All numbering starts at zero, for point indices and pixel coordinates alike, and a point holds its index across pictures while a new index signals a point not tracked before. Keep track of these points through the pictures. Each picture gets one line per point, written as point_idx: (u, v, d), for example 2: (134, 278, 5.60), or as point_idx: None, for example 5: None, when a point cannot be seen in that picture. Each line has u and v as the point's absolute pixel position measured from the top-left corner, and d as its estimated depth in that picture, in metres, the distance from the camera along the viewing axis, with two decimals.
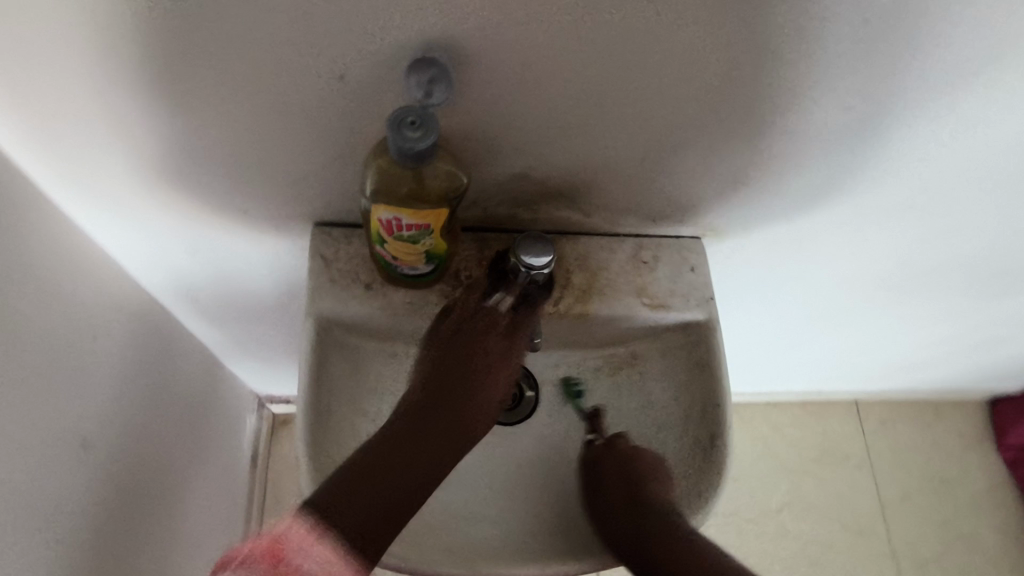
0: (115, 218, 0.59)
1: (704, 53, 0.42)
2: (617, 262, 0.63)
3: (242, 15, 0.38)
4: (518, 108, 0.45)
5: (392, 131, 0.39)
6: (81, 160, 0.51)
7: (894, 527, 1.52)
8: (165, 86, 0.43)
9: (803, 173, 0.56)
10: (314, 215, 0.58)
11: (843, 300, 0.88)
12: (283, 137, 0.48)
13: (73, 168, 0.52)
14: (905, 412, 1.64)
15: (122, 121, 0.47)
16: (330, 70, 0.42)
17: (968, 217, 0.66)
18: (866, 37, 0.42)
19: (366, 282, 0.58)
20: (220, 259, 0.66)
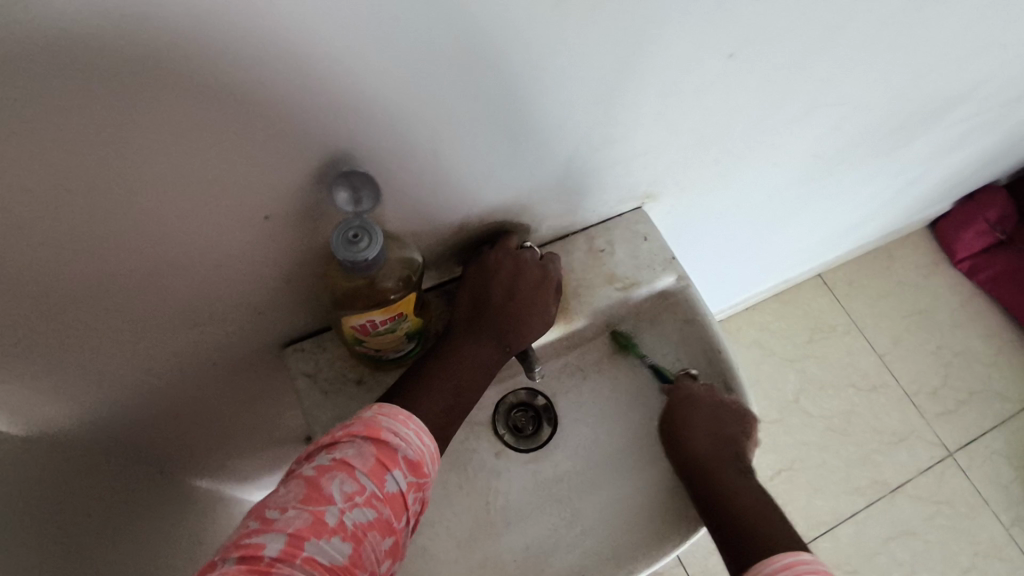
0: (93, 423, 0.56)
1: (600, 61, 0.44)
2: (578, 261, 0.65)
3: (152, 198, 0.37)
4: (441, 169, 0.46)
5: (341, 250, 0.40)
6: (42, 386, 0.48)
7: (898, 371, 1.61)
8: (98, 283, 0.41)
9: (717, 118, 0.59)
10: (281, 336, 0.57)
11: (780, 202, 0.93)
12: (227, 280, 0.46)
13: (37, 398, 0.49)
14: (866, 267, 1.74)
15: (69, 330, 0.44)
16: (255, 209, 0.41)
17: (861, 97, 0.70)
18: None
19: (358, 379, 0.57)
20: (206, 413, 0.64)
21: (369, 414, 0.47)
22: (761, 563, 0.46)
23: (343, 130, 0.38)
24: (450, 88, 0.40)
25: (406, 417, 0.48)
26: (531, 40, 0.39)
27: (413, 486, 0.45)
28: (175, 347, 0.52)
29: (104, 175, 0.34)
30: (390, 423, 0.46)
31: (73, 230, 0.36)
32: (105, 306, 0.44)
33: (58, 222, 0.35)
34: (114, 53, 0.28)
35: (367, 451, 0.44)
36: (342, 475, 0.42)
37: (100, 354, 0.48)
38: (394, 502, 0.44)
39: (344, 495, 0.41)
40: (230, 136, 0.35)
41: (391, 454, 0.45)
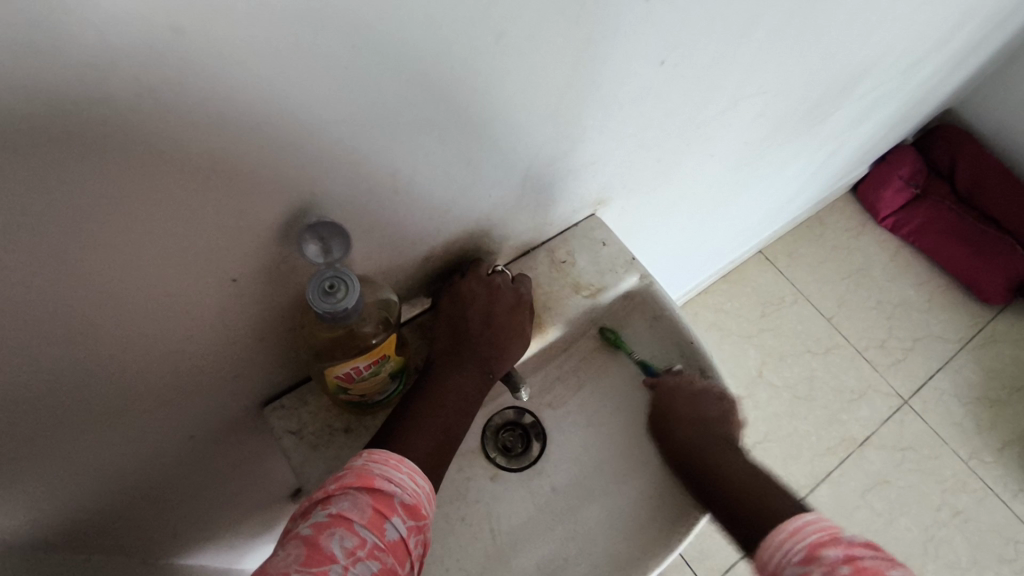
0: (70, 520, 0.53)
1: (539, 85, 0.45)
2: (542, 274, 0.66)
3: (111, 276, 0.36)
4: (401, 207, 0.46)
5: (318, 303, 0.40)
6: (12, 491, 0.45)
7: (847, 331, 1.70)
8: (66, 372, 0.40)
9: (653, 122, 0.61)
10: (259, 395, 0.55)
11: (719, 188, 0.96)
12: (200, 347, 0.45)
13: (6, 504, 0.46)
14: (802, 238, 1.83)
15: (39, 427, 0.42)
16: (221, 273, 0.40)
17: (779, 84, 0.75)
18: (661, 10, 0.47)
19: (344, 427, 0.56)
20: (188, 486, 0.61)
21: (360, 462, 0.46)
22: (772, 536, 0.49)
23: (303, 183, 0.38)
24: (401, 129, 0.40)
25: (396, 460, 0.47)
26: (476, 74, 0.40)
27: (413, 530, 0.44)
28: (148, 425, 0.50)
29: (57, 262, 0.33)
30: (381, 469, 0.45)
31: (29, 322, 0.35)
32: (70, 395, 0.41)
33: (11, 317, 0.34)
34: (61, 137, 0.28)
35: (363, 501, 0.42)
36: (340, 530, 0.40)
37: (70, 446, 0.46)
38: (396, 549, 0.42)
39: (346, 551, 0.39)
40: (189, 205, 0.34)
41: (387, 502, 0.43)
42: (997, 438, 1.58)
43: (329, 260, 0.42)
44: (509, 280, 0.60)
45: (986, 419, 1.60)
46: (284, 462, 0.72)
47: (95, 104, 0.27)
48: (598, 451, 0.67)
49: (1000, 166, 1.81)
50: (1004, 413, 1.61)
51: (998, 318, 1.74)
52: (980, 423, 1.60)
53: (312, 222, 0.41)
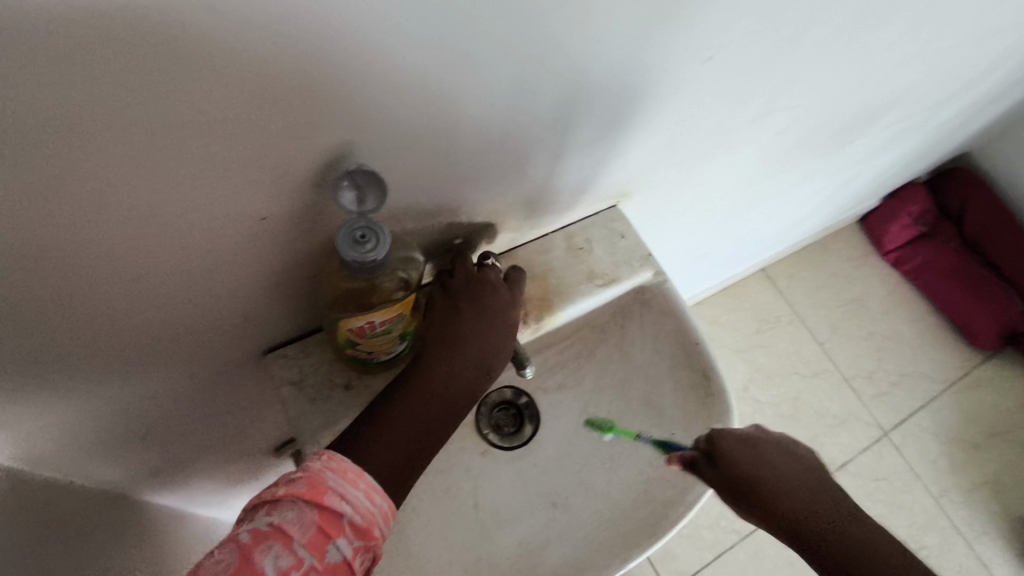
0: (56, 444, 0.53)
1: (584, 64, 0.45)
2: (559, 258, 0.66)
3: (135, 197, 0.35)
4: (430, 167, 0.46)
5: (347, 251, 0.40)
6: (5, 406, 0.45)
7: (836, 358, 1.72)
8: (79, 293, 0.40)
9: (686, 119, 0.61)
10: (266, 341, 0.55)
11: (738, 197, 0.96)
12: (216, 284, 0.45)
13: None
14: (807, 261, 1.84)
15: (44, 342, 0.42)
16: (248, 209, 0.40)
17: (813, 99, 0.74)
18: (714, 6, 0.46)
19: (345, 384, 0.56)
20: (179, 423, 0.61)
21: (317, 466, 0.42)
22: None
23: (341, 130, 0.38)
24: (444, 86, 0.39)
25: (356, 474, 0.42)
26: (527, 42, 0.40)
27: (360, 552, 0.40)
28: (149, 357, 0.50)
29: (77, 175, 0.32)
30: (336, 482, 0.41)
31: (43, 235, 0.34)
32: (76, 315, 0.41)
33: (23, 225, 0.33)
34: (93, 38, 0.27)
35: (308, 517, 0.39)
36: (276, 547, 0.37)
37: (71, 368, 0.46)
38: (336, 573, 0.39)
39: (278, 570, 0.37)
40: (218, 130, 0.34)
41: (335, 519, 0.40)
42: (969, 479, 1.61)
43: (362, 210, 0.42)
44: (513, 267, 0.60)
45: (961, 460, 1.63)
46: (278, 413, 0.72)
47: (137, 9, 0.27)
48: (589, 440, 0.67)
49: (1010, 215, 1.82)
50: (979, 456, 1.64)
51: (987, 363, 1.76)
52: (955, 463, 1.62)
53: (347, 171, 0.41)
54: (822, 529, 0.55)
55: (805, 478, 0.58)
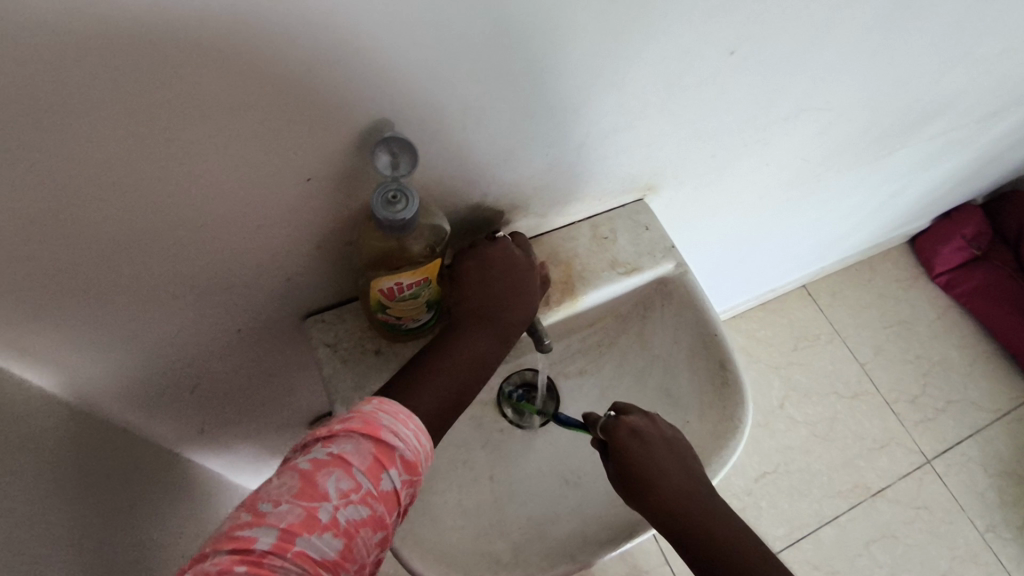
0: (115, 388, 0.59)
1: (605, 54, 0.48)
2: (583, 246, 0.68)
3: (199, 156, 0.40)
4: (461, 146, 0.50)
5: (380, 210, 0.44)
6: (75, 345, 0.51)
7: (878, 380, 1.67)
8: (145, 242, 0.45)
9: (710, 115, 0.63)
10: (305, 306, 0.60)
11: (772, 203, 0.97)
12: (263, 245, 0.50)
13: (69, 356, 0.52)
14: (851, 280, 1.80)
15: (112, 286, 0.48)
16: (295, 173, 0.45)
17: (845, 102, 0.75)
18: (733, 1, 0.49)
19: (375, 349, 0.60)
20: (223, 382, 0.67)
21: (368, 409, 0.47)
22: None
23: (379, 104, 0.42)
24: (472, 69, 0.43)
25: (406, 416, 0.48)
26: (552, 29, 0.43)
27: (407, 484, 0.46)
28: (202, 311, 0.55)
29: (152, 134, 0.37)
30: (389, 421, 0.47)
31: (119, 184, 0.39)
32: (142, 262, 0.47)
33: (104, 174, 0.38)
34: (173, 13, 0.32)
35: (365, 449, 0.45)
36: (338, 472, 0.43)
37: (134, 313, 0.51)
38: (387, 498, 0.45)
39: (340, 492, 0.43)
40: (272, 97, 0.38)
41: (388, 453, 0.46)
42: (1018, 515, 1.53)
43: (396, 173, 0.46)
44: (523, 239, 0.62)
45: (1009, 494, 1.55)
46: (314, 383, 0.77)
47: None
48: None
49: None
50: None
51: None
52: (1003, 497, 1.55)
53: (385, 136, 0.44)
54: (691, 517, 0.55)
55: (679, 480, 0.57)
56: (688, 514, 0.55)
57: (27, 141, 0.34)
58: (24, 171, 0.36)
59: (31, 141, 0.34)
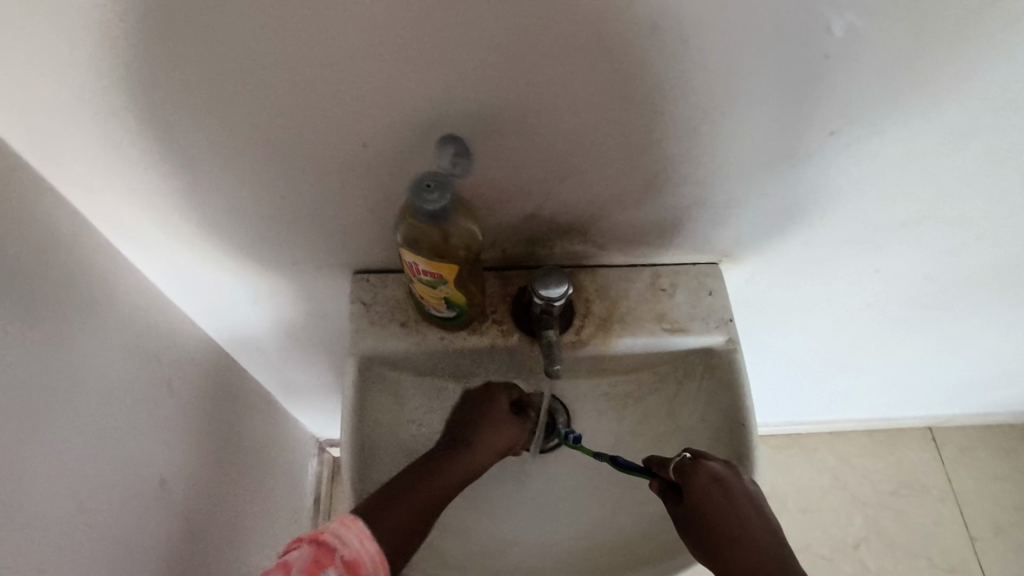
0: (181, 279, 0.68)
1: (681, 99, 0.46)
2: (636, 291, 0.66)
3: (271, 101, 0.44)
4: (521, 160, 0.51)
5: (412, 195, 0.44)
6: (153, 232, 0.60)
7: (983, 560, 1.41)
8: (219, 165, 0.51)
9: (805, 197, 0.58)
10: (356, 264, 0.64)
11: (884, 316, 0.86)
12: (322, 197, 0.54)
13: (147, 239, 0.61)
14: (990, 439, 1.54)
15: (188, 196, 0.54)
16: (353, 136, 0.47)
17: (988, 227, 0.65)
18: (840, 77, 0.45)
19: (401, 322, 0.63)
20: (275, 308, 0.74)
21: (329, 528, 0.49)
22: None
23: (439, 96, 0.44)
24: (535, 82, 0.44)
25: (351, 521, 0.50)
26: (622, 61, 0.42)
27: None
28: (264, 242, 0.61)
29: (232, 70, 0.42)
30: (338, 530, 0.49)
31: (203, 108, 0.45)
32: (217, 182, 0.53)
33: (191, 96, 0.44)
34: None
35: (307, 553, 0.46)
36: (278, 573, 0.45)
37: (207, 225, 0.58)
38: None
39: None
40: (339, 63, 0.41)
41: (328, 553, 0.47)
42: None
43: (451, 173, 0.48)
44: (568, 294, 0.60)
45: None
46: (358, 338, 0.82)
47: None
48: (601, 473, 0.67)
49: None
50: None
51: None
52: None
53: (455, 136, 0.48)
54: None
55: (765, 540, 0.51)
56: (760, 556, 0.50)
57: (134, 50, 0.40)
58: (130, 75, 0.42)
59: (136, 49, 0.40)
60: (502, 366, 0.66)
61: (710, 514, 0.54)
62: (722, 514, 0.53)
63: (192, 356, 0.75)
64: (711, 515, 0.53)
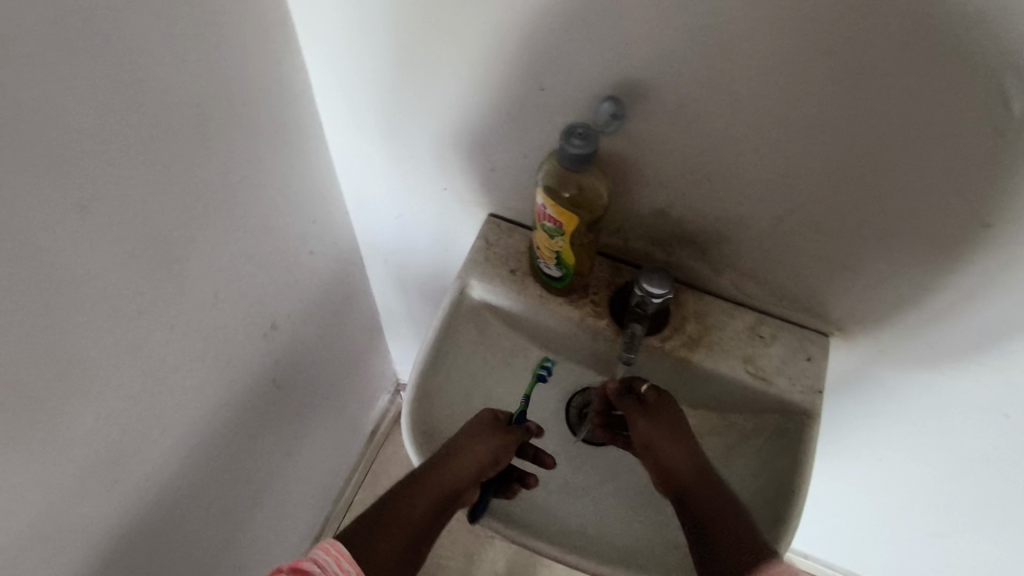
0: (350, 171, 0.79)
1: (835, 136, 0.48)
2: (734, 328, 0.66)
3: (484, 30, 0.53)
4: (669, 151, 0.55)
5: (562, 138, 0.50)
6: (348, 121, 0.71)
7: None
8: (421, 74, 0.60)
9: (941, 293, 0.55)
10: (494, 206, 0.72)
11: (1005, 494, 0.75)
12: (490, 130, 0.62)
13: (341, 129, 0.72)
14: None
15: (387, 93, 0.64)
16: (536, 80, 0.55)
17: None
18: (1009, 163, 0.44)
19: (512, 268, 0.69)
20: (414, 226, 0.83)
21: None
22: None
23: (619, 65, 0.50)
24: (704, 78, 0.48)
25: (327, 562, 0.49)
26: (789, 79, 0.46)
27: None
28: (429, 158, 0.70)
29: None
30: None
31: (430, 23, 0.55)
32: (414, 90, 0.63)
33: (426, 9, 0.54)
34: None
35: None
36: None
37: (392, 129, 0.69)
38: None
39: None
40: (548, 10, 0.49)
41: None
42: None
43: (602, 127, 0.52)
44: (669, 298, 0.61)
45: None
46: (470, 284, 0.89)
47: None
48: None
49: None
50: None
51: None
52: None
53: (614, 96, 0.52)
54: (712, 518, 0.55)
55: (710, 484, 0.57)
56: (708, 488, 0.57)
57: None
58: None
59: None
60: (583, 343, 0.69)
61: (667, 447, 0.60)
62: (676, 454, 0.60)
63: (336, 239, 0.87)
64: (665, 452, 0.60)
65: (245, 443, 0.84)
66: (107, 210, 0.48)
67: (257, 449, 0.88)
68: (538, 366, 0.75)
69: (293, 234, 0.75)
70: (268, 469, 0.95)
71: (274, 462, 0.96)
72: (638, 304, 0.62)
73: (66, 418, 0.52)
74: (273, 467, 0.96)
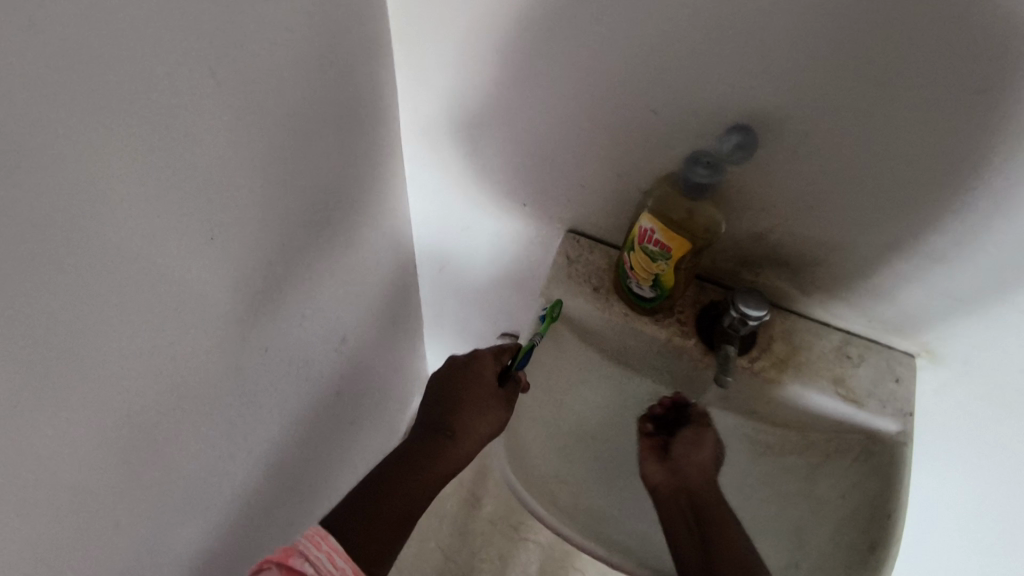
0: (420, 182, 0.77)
1: (969, 170, 0.47)
2: (821, 348, 0.66)
3: (599, 55, 0.51)
4: (782, 176, 0.54)
5: (687, 167, 0.51)
6: (427, 134, 0.69)
7: None
8: (517, 94, 0.58)
9: None
10: (575, 222, 0.70)
11: None
12: (585, 150, 0.61)
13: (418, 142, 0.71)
14: None
15: (475, 109, 0.62)
16: (647, 105, 0.53)
17: None
18: None
19: (595, 286, 0.68)
20: (480, 238, 0.82)
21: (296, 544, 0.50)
22: None
23: (744, 94, 0.48)
24: (837, 109, 0.47)
25: (320, 538, 0.51)
26: (930, 115, 0.44)
27: None
28: (510, 174, 0.69)
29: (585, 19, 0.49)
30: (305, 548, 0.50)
31: (539, 45, 0.53)
32: (506, 109, 0.61)
33: (538, 31, 0.52)
34: None
35: None
36: None
37: (474, 144, 0.67)
38: None
39: None
40: (675, 38, 0.47)
41: None
42: None
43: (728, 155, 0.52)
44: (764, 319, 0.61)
45: None
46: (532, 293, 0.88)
47: None
48: None
49: None
50: None
51: None
52: None
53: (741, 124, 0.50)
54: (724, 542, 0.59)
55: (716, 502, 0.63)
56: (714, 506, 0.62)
57: None
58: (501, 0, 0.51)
59: None
60: (666, 362, 0.69)
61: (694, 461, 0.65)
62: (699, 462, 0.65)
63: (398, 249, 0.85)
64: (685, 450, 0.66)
65: (307, 457, 0.82)
66: (225, 239, 0.46)
67: (316, 460, 0.87)
68: (614, 383, 0.74)
69: (365, 248, 0.74)
70: (324, 479, 0.94)
71: (330, 472, 0.95)
72: (733, 325, 0.62)
73: (186, 453, 0.50)
74: (328, 477, 0.95)
